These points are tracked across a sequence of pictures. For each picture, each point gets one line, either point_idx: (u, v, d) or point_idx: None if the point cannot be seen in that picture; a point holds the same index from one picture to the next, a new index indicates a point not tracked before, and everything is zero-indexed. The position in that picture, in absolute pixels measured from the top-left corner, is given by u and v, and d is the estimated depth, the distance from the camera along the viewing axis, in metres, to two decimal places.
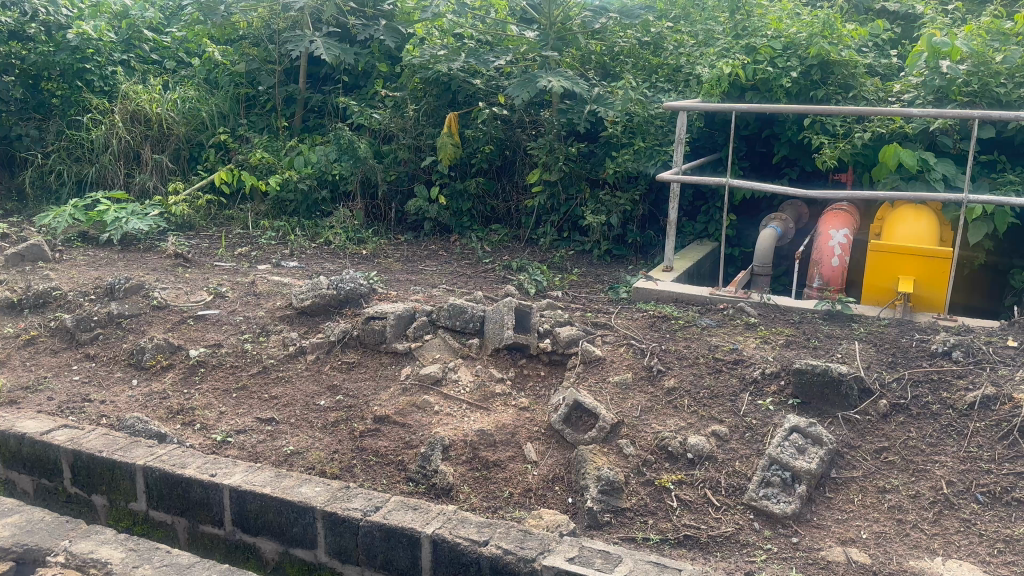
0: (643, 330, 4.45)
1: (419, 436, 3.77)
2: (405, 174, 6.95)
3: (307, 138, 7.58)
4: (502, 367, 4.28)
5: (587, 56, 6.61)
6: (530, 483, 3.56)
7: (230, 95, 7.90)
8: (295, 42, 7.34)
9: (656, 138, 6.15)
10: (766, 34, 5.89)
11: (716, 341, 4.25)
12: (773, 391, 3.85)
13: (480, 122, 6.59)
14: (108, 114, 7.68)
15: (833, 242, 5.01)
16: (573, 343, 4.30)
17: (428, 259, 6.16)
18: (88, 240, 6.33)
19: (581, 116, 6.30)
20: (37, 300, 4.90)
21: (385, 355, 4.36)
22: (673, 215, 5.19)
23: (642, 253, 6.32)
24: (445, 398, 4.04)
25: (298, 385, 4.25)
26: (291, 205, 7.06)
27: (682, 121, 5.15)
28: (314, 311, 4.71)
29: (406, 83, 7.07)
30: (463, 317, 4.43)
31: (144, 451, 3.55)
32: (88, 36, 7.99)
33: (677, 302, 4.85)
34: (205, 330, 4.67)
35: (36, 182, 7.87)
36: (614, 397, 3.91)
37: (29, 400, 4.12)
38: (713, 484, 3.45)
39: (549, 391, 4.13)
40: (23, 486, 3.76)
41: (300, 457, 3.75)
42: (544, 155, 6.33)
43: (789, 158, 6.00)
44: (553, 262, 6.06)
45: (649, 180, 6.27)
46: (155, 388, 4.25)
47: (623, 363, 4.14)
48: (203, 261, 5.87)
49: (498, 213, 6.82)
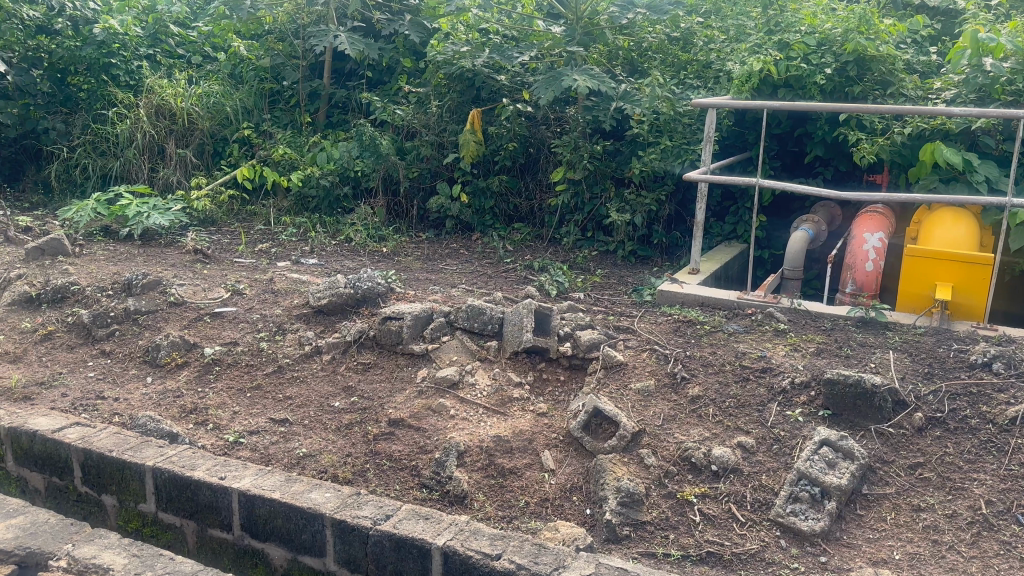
0: (667, 335, 4.31)
1: (434, 441, 3.67)
2: (427, 171, 6.85)
3: (330, 134, 7.52)
4: (520, 370, 4.16)
5: (614, 52, 6.43)
6: (547, 492, 3.44)
7: (254, 89, 7.87)
8: (319, 37, 7.28)
9: (684, 137, 5.98)
10: (800, 30, 5.71)
11: (743, 348, 4.09)
12: (802, 401, 3.69)
13: (503, 119, 6.47)
14: (133, 108, 7.68)
15: (867, 246, 4.82)
16: (594, 347, 4.17)
17: (449, 259, 6.06)
18: (110, 234, 6.32)
19: (607, 113, 6.14)
20: (55, 295, 4.87)
21: (402, 357, 4.27)
22: (701, 215, 5.02)
23: (667, 254, 6.17)
24: (461, 402, 3.94)
25: (312, 385, 4.17)
26: (313, 201, 6.99)
27: (710, 118, 4.98)
28: (331, 311, 4.63)
29: (430, 79, 7.00)
30: (481, 319, 4.32)
31: (154, 451, 3.49)
32: (114, 31, 8.00)
33: (703, 306, 4.70)
34: (222, 328, 4.60)
35: (62, 176, 7.90)
36: (636, 404, 3.77)
37: (43, 396, 4.09)
38: (738, 498, 3.31)
39: (568, 397, 4.00)
40: (35, 484, 3.72)
41: (313, 460, 3.67)
42: (569, 153, 6.19)
43: (823, 157, 5.81)
44: (576, 263, 5.93)
45: (676, 180, 6.10)
46: (169, 386, 4.19)
47: (645, 369, 4.00)
48: (223, 257, 5.82)
49: (521, 212, 6.70)
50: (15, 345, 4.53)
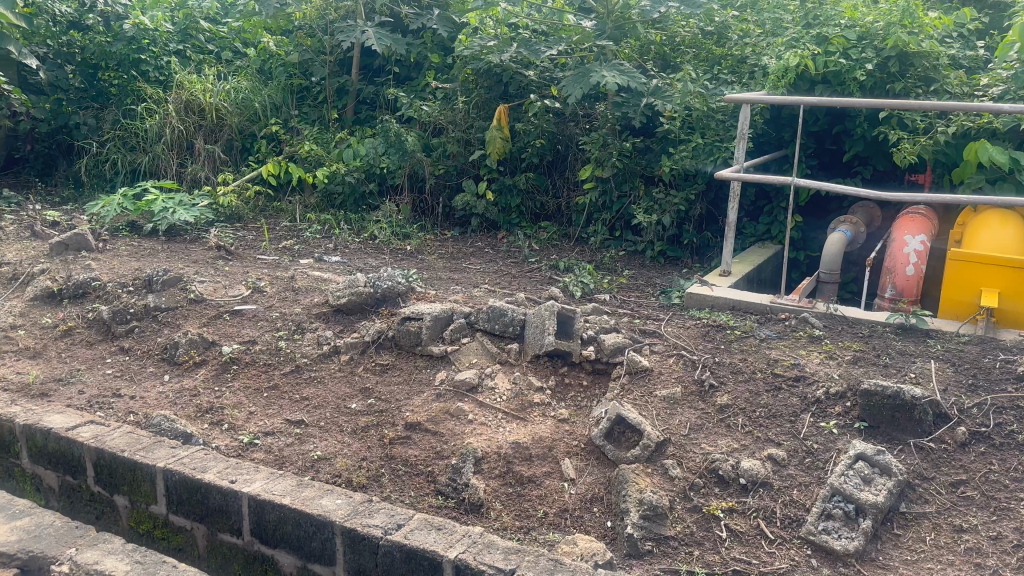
0: (696, 340, 4.15)
1: (451, 446, 3.56)
2: (453, 168, 6.75)
3: (357, 130, 7.45)
4: (542, 375, 4.02)
5: (647, 47, 6.24)
6: (566, 503, 3.31)
7: (283, 85, 7.81)
8: (347, 32, 7.20)
9: (717, 134, 5.74)
10: (839, 24, 5.49)
11: (775, 355, 3.91)
12: (837, 413, 3.52)
13: (530, 115, 6.33)
14: (162, 104, 7.68)
15: (908, 249, 4.60)
16: (619, 352, 4.02)
17: (473, 258, 5.94)
18: (136, 230, 6.31)
19: (637, 110, 5.96)
20: (76, 291, 4.85)
21: (421, 358, 4.16)
22: (732, 215, 4.83)
23: (698, 255, 5.99)
24: (480, 406, 3.82)
25: (330, 386, 4.08)
26: (338, 197, 6.93)
27: (744, 114, 4.79)
28: (350, 310, 4.54)
29: (458, 74, 6.89)
30: (502, 321, 4.20)
31: (166, 452, 3.43)
32: (144, 26, 8.10)
33: (734, 310, 4.52)
34: (241, 326, 4.54)
35: (91, 171, 7.93)
36: (661, 412, 3.62)
37: (61, 393, 4.06)
38: (767, 514, 3.15)
39: (591, 403, 3.86)
40: (49, 482, 3.69)
41: (327, 463, 3.57)
42: (597, 150, 6.03)
43: (861, 156, 5.57)
44: (603, 263, 5.77)
45: (708, 178, 5.91)
46: (186, 385, 4.14)
47: (671, 375, 3.85)
48: (246, 254, 5.77)
49: (548, 210, 6.56)
50: (35, 341, 4.52)
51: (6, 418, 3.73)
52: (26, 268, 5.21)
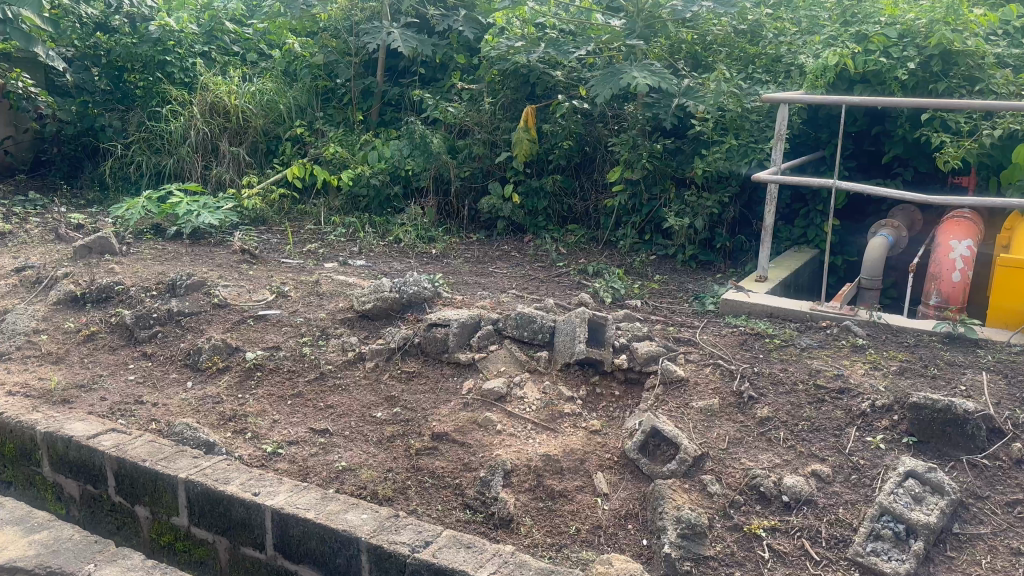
0: (733, 349, 3.99)
1: (479, 458, 3.45)
2: (479, 170, 6.64)
3: (382, 132, 7.36)
4: (572, 384, 3.89)
5: (678, 46, 6.09)
6: (600, 519, 3.17)
7: (308, 87, 7.75)
8: (372, 33, 7.12)
9: (752, 137, 5.60)
10: (879, 21, 5.32)
11: (817, 365, 3.76)
12: (884, 426, 3.36)
13: (558, 116, 6.21)
14: (187, 106, 7.66)
15: (954, 254, 4.41)
16: (653, 360, 3.88)
17: (500, 262, 5.82)
18: (160, 233, 6.27)
19: (668, 111, 5.81)
20: (99, 295, 4.80)
21: (447, 366, 4.05)
22: (769, 219, 4.67)
23: (731, 259, 5.82)
24: (508, 416, 3.70)
25: (355, 394, 3.98)
26: (363, 200, 6.85)
27: (782, 114, 4.63)
28: (375, 316, 4.44)
29: (484, 75, 6.78)
30: (532, 327, 4.08)
31: (188, 462, 3.35)
32: (169, 28, 8.10)
33: (772, 317, 4.36)
34: (265, 332, 4.45)
35: (116, 174, 7.93)
36: (698, 425, 3.47)
37: (83, 399, 4.00)
38: (812, 533, 2.99)
39: (623, 414, 3.73)
40: (70, 491, 3.63)
41: (352, 474, 3.47)
42: (626, 152, 5.88)
43: (902, 157, 5.37)
44: (633, 268, 5.63)
45: (742, 180, 5.74)
46: (209, 392, 4.06)
47: (708, 386, 3.70)
48: (270, 258, 5.70)
49: (576, 213, 6.43)
50: (58, 345, 4.47)
51: (27, 425, 3.68)
52: (50, 271, 5.17)
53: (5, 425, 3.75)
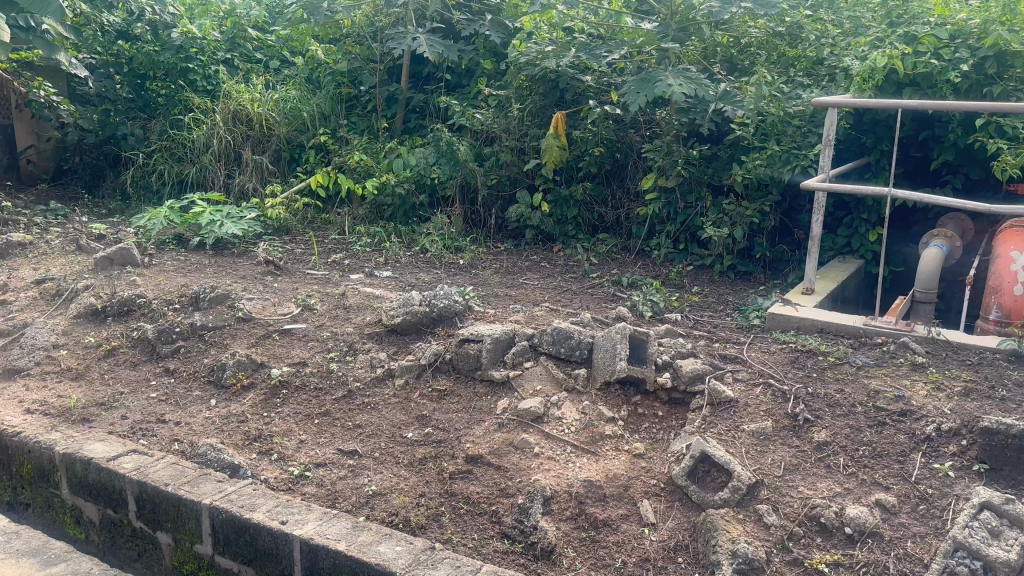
0: (784, 367, 3.78)
1: (516, 484, 3.26)
2: (507, 178, 6.46)
3: (407, 140, 7.21)
4: (613, 404, 3.68)
5: (713, 49, 5.89)
6: (647, 551, 2.97)
7: (332, 94, 7.61)
8: (397, 39, 6.97)
9: (793, 140, 5.36)
10: (928, 22, 5.10)
11: (875, 386, 3.55)
12: (952, 452, 3.15)
13: (589, 122, 6.02)
14: (209, 114, 7.56)
15: (1016, 266, 4.16)
16: (698, 379, 3.67)
17: (530, 273, 5.63)
18: (182, 243, 6.14)
19: (704, 116, 5.62)
20: (120, 308, 4.65)
21: (481, 384, 3.86)
22: (817, 228, 4.48)
23: (771, 269, 5.61)
24: (546, 438, 3.49)
25: (384, 413, 3.80)
26: (388, 210, 6.69)
27: (831, 118, 4.45)
28: (405, 330, 4.26)
29: (511, 81, 6.61)
30: (569, 344, 3.88)
31: (212, 487, 3.20)
32: (191, 35, 8.02)
33: (823, 332, 4.15)
34: (291, 347, 4.28)
35: (138, 183, 7.83)
36: (750, 450, 3.27)
37: (102, 418, 3.85)
38: (879, 569, 2.77)
39: (668, 436, 3.52)
40: (89, 514, 3.49)
41: (382, 500, 3.29)
42: (660, 159, 5.68)
43: (951, 164, 5.15)
44: (669, 279, 5.42)
45: (783, 187, 5.54)
46: (234, 410, 3.90)
47: (759, 408, 3.49)
48: (295, 269, 5.55)
49: (607, 222, 6.24)
50: (78, 361, 4.33)
51: (45, 446, 3.55)
52: (71, 283, 5.05)
53: (24, 445, 3.62)
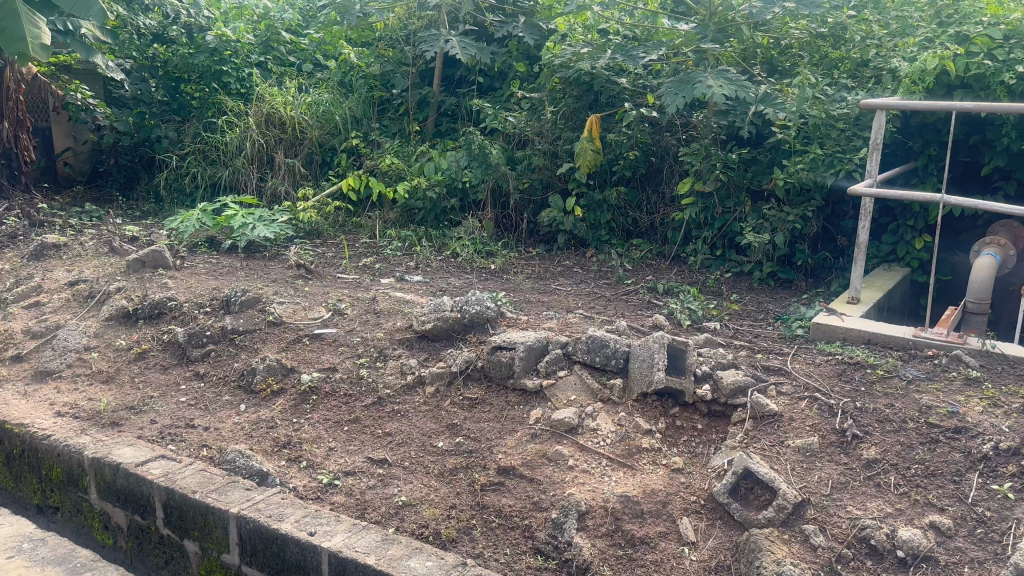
0: (830, 380, 3.64)
1: (550, 497, 3.15)
2: (539, 182, 6.37)
3: (438, 143, 7.15)
4: (650, 416, 3.55)
5: (752, 51, 5.76)
6: (687, 571, 2.86)
7: (364, 98, 7.58)
8: (429, 41, 6.92)
9: (838, 144, 5.21)
10: (980, 22, 4.91)
11: (928, 401, 3.41)
12: (1011, 473, 3.01)
13: (624, 125, 5.91)
14: (243, 117, 7.57)
15: None
16: (739, 392, 3.54)
17: (563, 278, 5.52)
18: (215, 246, 6.12)
19: (744, 118, 5.47)
20: (151, 311, 4.62)
21: (513, 393, 3.76)
22: (863, 235, 4.35)
23: (812, 277, 5.45)
24: (581, 450, 3.39)
25: (414, 421, 3.72)
26: (418, 213, 6.60)
27: (878, 121, 4.31)
28: (435, 336, 4.17)
29: (545, 84, 6.51)
30: (604, 352, 3.76)
31: (240, 495, 3.15)
32: (225, 38, 8.04)
33: (870, 344, 4.00)
34: (321, 352, 4.22)
35: (172, 185, 7.87)
36: (796, 467, 3.17)
37: (132, 422, 3.82)
38: None
39: (708, 450, 3.40)
40: (117, 520, 3.45)
41: (412, 511, 3.20)
42: (698, 162, 5.55)
43: (1003, 169, 4.97)
44: (706, 286, 5.28)
45: (826, 193, 5.37)
46: (263, 416, 3.85)
47: (804, 423, 3.37)
48: (325, 273, 5.50)
49: (641, 226, 6.12)
50: (108, 364, 4.31)
51: (74, 450, 3.53)
52: (103, 285, 5.03)
53: (53, 449, 3.60)
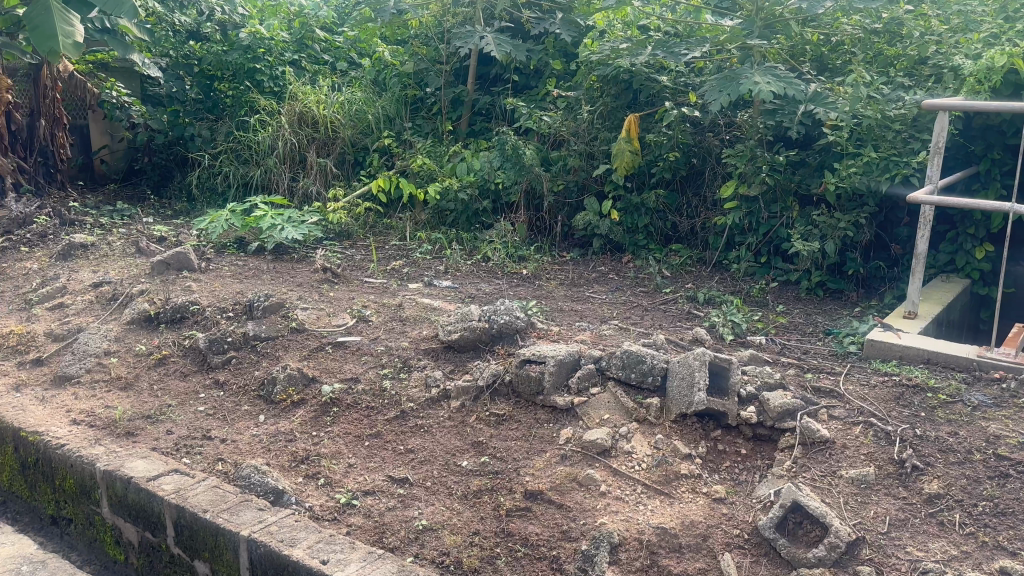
0: (887, 404, 3.36)
1: (580, 526, 2.94)
2: (575, 184, 6.14)
3: (471, 144, 6.96)
4: (689, 439, 3.31)
5: (801, 48, 5.46)
6: None
7: (397, 96, 7.42)
8: (464, 38, 6.73)
9: (894, 147, 4.91)
10: None
11: (996, 430, 3.12)
12: None
13: (664, 125, 5.64)
14: (275, 115, 7.46)
15: None
16: (788, 415, 3.29)
17: (598, 285, 5.29)
18: (243, 247, 6.00)
19: (793, 118, 5.19)
20: (173, 315, 4.50)
21: (543, 410, 3.54)
22: (923, 245, 4.05)
23: (864, 287, 5.14)
24: (614, 475, 3.16)
25: (438, 438, 3.52)
26: (450, 215, 6.42)
27: (941, 123, 4.00)
28: (462, 347, 3.97)
29: (582, 82, 6.28)
30: (640, 369, 3.52)
31: (252, 516, 2.99)
32: (259, 35, 7.97)
33: (929, 364, 3.71)
34: (344, 361, 4.05)
35: (204, 184, 7.80)
36: (850, 500, 2.91)
37: (147, 432, 3.69)
38: None
39: (752, 478, 3.16)
40: (129, 536, 3.33)
41: (434, 536, 3.01)
42: (742, 164, 5.28)
43: None
44: (750, 296, 5.01)
45: (880, 198, 5.06)
46: (282, 428, 3.69)
47: (859, 451, 3.10)
48: (352, 277, 5.34)
49: (680, 231, 5.86)
50: (128, 369, 4.19)
51: (87, 461, 3.41)
52: (127, 287, 4.94)
53: (67, 459, 3.49)
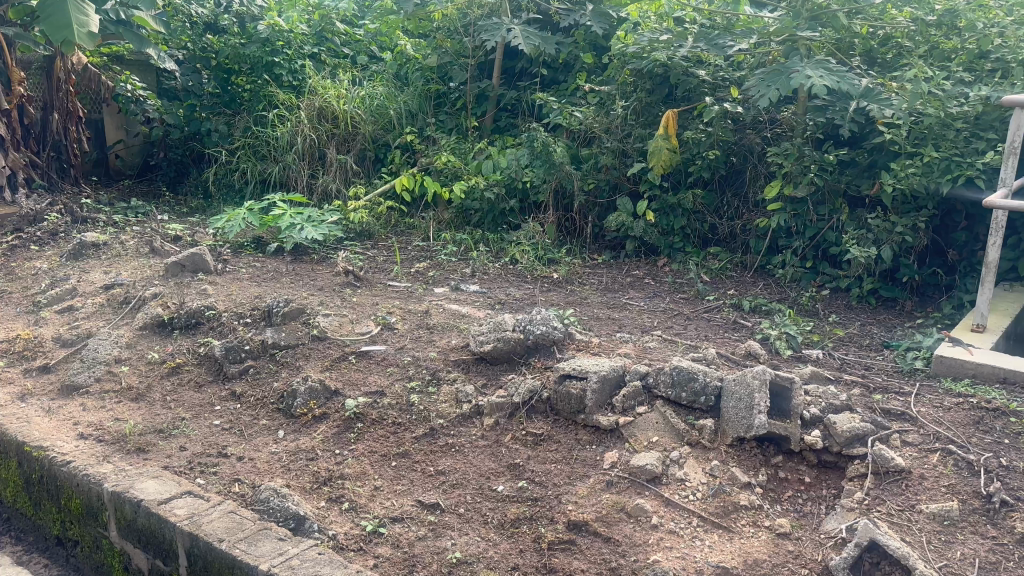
0: (965, 428, 3.06)
1: (632, 563, 2.65)
2: (607, 183, 5.85)
3: (497, 141, 6.69)
4: (748, 466, 3.03)
5: (850, 40, 5.13)
6: None
7: (420, 91, 7.16)
8: (490, 30, 6.46)
9: (955, 146, 4.58)
10: None
11: None
12: None
13: (704, 121, 5.34)
14: (295, 111, 7.22)
15: None
16: (857, 441, 3.00)
17: (634, 291, 5.00)
18: (260, 247, 5.75)
19: (844, 115, 4.87)
20: (188, 321, 4.26)
21: (585, 430, 3.27)
22: (995, 252, 3.75)
23: (917, 295, 4.84)
24: (666, 505, 2.88)
25: (471, 459, 3.25)
26: (475, 215, 6.15)
27: (1018, 122, 3.69)
28: (495, 359, 3.70)
29: (615, 76, 5.99)
30: (692, 387, 3.24)
31: (271, 548, 2.73)
32: (278, 27, 7.72)
33: (1005, 383, 3.41)
34: (368, 372, 3.79)
35: (220, 181, 7.55)
36: (934, 539, 2.61)
37: (159, 449, 3.44)
38: None
39: (820, 511, 2.87)
40: (139, 563, 3.09)
41: (469, 570, 2.73)
42: (788, 163, 4.97)
43: None
44: (798, 304, 4.71)
45: (937, 201, 4.75)
46: (303, 445, 3.43)
47: (940, 483, 2.81)
48: (375, 280, 5.09)
49: (719, 234, 5.57)
50: (139, 379, 3.95)
51: (94, 481, 3.17)
52: (139, 290, 4.70)
53: (73, 477, 3.26)
